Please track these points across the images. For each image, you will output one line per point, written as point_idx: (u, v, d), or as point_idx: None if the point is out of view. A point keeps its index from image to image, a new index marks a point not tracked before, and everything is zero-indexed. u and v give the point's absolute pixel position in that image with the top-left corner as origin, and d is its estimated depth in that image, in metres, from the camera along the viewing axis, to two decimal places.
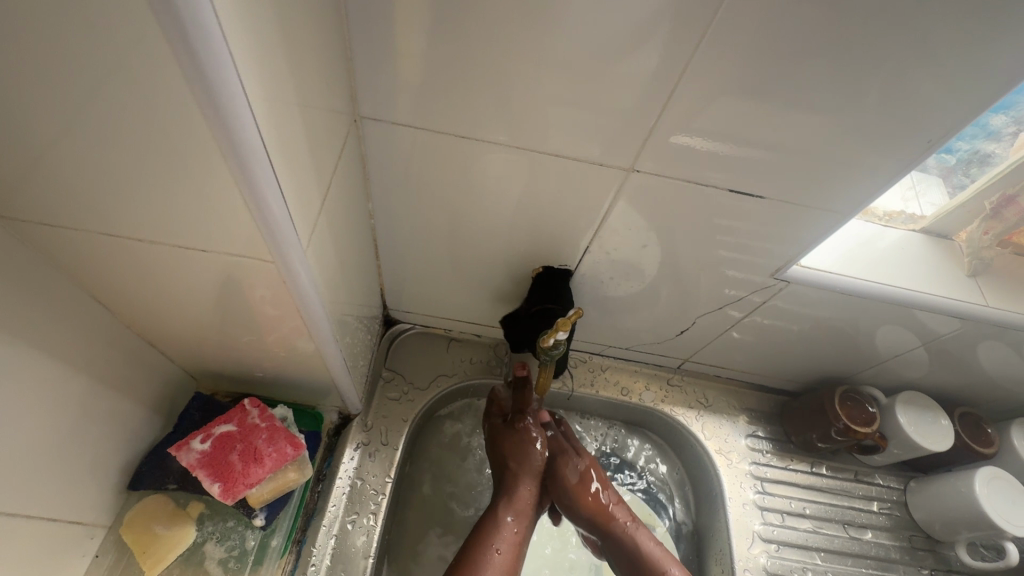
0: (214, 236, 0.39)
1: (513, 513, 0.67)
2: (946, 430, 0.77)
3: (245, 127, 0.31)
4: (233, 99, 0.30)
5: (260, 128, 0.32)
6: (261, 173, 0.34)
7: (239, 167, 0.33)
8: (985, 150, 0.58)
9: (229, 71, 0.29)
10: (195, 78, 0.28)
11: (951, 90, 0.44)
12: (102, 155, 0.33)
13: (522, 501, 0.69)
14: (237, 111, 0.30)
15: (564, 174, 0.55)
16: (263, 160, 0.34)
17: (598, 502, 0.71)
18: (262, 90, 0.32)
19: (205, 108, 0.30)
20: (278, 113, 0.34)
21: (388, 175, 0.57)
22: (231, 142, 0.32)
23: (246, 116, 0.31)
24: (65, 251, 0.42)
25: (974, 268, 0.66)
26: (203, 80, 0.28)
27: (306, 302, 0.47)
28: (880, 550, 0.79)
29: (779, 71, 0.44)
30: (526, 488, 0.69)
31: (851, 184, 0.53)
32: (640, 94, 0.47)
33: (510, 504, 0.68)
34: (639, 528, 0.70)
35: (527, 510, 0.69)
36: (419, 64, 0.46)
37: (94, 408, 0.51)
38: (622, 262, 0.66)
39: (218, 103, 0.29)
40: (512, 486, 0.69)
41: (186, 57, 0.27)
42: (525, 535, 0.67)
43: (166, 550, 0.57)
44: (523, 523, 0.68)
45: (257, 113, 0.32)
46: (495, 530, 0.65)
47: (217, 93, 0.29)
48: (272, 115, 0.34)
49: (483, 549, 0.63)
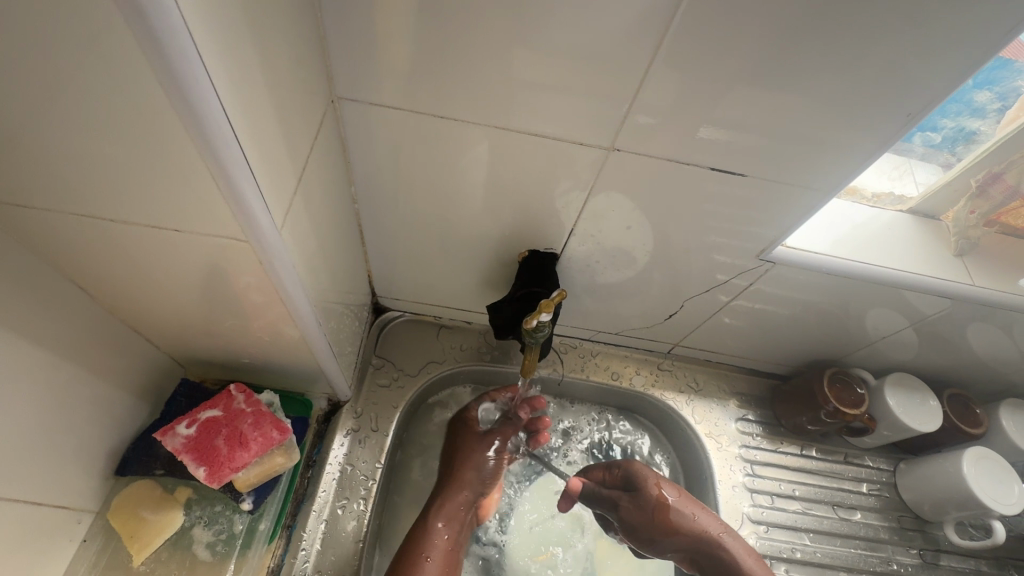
0: (188, 217, 0.39)
1: (444, 519, 0.69)
2: (933, 411, 0.77)
3: (208, 101, 0.31)
4: (195, 76, 0.29)
5: (223, 102, 0.32)
6: (229, 152, 0.34)
7: (207, 147, 0.33)
8: (972, 129, 0.58)
9: (185, 41, 0.28)
10: (151, 49, 0.28)
11: (932, 62, 0.43)
12: (62, 136, 0.32)
13: (455, 506, 0.71)
14: (197, 85, 0.30)
15: (546, 155, 0.55)
16: (228, 136, 0.33)
17: (682, 525, 0.71)
18: (225, 63, 0.31)
19: (164, 82, 0.29)
20: (244, 87, 0.34)
21: (369, 158, 0.57)
22: (196, 121, 0.31)
23: (207, 89, 0.30)
24: (38, 236, 0.41)
25: (960, 247, 0.66)
26: (160, 51, 0.28)
27: (285, 285, 0.46)
28: (869, 531, 0.80)
29: (757, 45, 0.43)
30: (464, 494, 0.72)
31: (834, 162, 0.52)
32: (617, 73, 0.46)
33: (442, 510, 0.70)
34: (730, 539, 0.70)
35: (460, 517, 0.71)
36: (392, 41, 0.46)
37: (76, 394, 0.51)
38: (608, 246, 0.66)
39: (177, 76, 0.29)
40: (450, 493, 0.71)
41: (143, 32, 0.27)
42: (456, 541, 0.69)
43: (154, 535, 0.58)
44: (455, 530, 0.70)
45: (220, 87, 0.31)
46: (427, 536, 0.67)
47: (176, 65, 0.28)
48: (237, 89, 0.33)
49: (415, 557, 0.65)
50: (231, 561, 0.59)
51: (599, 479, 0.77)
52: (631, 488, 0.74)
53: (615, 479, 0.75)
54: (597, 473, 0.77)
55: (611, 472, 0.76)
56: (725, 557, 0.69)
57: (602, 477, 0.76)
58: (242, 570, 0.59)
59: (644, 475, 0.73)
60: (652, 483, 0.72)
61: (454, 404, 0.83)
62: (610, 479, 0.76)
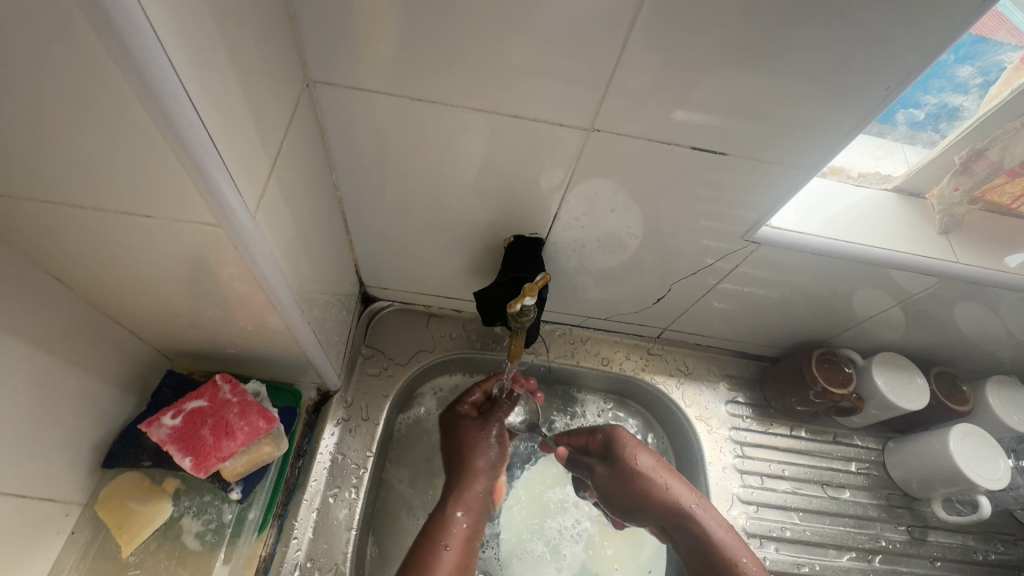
0: (160, 204, 0.38)
1: (463, 509, 0.67)
2: (920, 388, 0.78)
3: (169, 84, 0.30)
4: (156, 62, 0.29)
5: (185, 83, 0.31)
6: (197, 139, 0.33)
7: (173, 135, 0.32)
8: (954, 105, 0.58)
9: (139, 20, 0.27)
10: (106, 31, 0.27)
11: (914, 33, 0.43)
12: (20, 120, 0.32)
13: (472, 494, 0.69)
14: (156, 65, 0.29)
15: (527, 139, 0.54)
16: (192, 119, 0.32)
17: (655, 496, 0.70)
18: (186, 44, 0.31)
19: (120, 63, 0.28)
20: (208, 68, 0.33)
21: (350, 144, 0.56)
22: (160, 108, 0.31)
23: (169, 75, 0.30)
24: (8, 226, 0.41)
25: (945, 225, 0.66)
26: (115, 32, 0.27)
27: (265, 272, 0.46)
28: (858, 509, 0.81)
29: (734, 19, 0.43)
30: (477, 482, 0.70)
31: (813, 140, 0.52)
32: (593, 53, 0.46)
33: (461, 500, 0.68)
34: (701, 508, 0.70)
35: (478, 505, 0.69)
36: (365, 21, 0.45)
37: (58, 387, 0.50)
38: (593, 230, 0.66)
39: (134, 58, 0.28)
40: (466, 482, 0.70)
41: (98, 16, 0.26)
42: (475, 529, 0.67)
43: (141, 525, 0.58)
44: (473, 517, 0.68)
45: (181, 69, 0.31)
46: (446, 525, 0.65)
47: (131, 45, 0.28)
48: (200, 71, 0.32)
49: (434, 548, 0.62)
50: (221, 551, 0.59)
51: (581, 445, 0.78)
52: (609, 455, 0.75)
53: (597, 446, 0.76)
54: (578, 438, 0.79)
55: (593, 438, 0.77)
56: (694, 530, 0.69)
57: (584, 442, 0.78)
58: (232, 560, 0.59)
59: (623, 443, 0.74)
60: (628, 452, 0.73)
61: (436, 391, 0.83)
62: (592, 445, 0.77)
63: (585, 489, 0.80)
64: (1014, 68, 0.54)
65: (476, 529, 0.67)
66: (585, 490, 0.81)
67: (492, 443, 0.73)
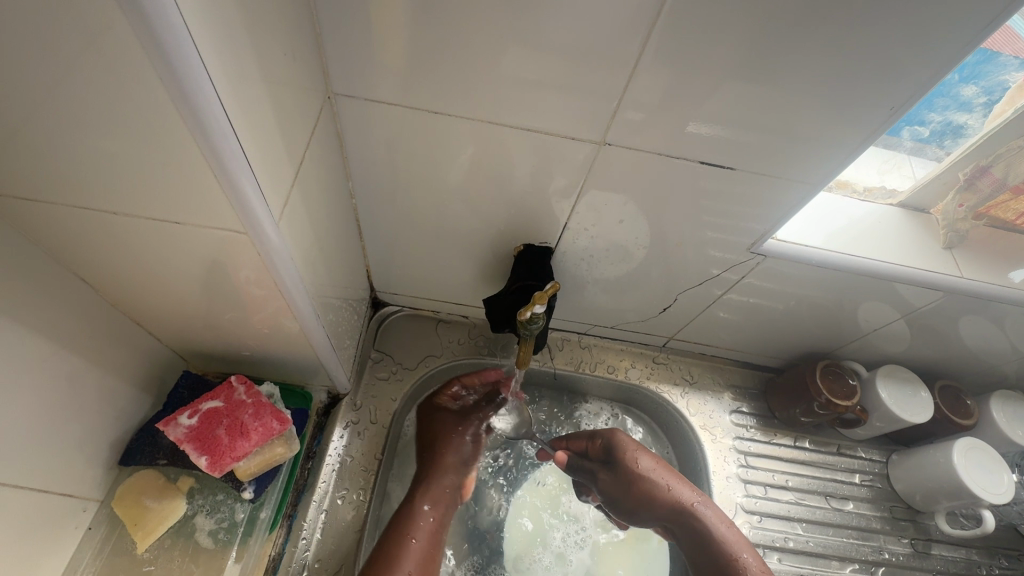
0: (188, 210, 0.40)
1: (430, 502, 0.71)
2: (925, 402, 0.78)
3: (207, 99, 0.32)
4: (197, 79, 0.31)
5: (222, 99, 0.33)
6: (230, 151, 0.35)
7: (209, 147, 0.34)
8: (958, 122, 0.59)
9: (185, 40, 0.29)
10: (154, 51, 0.29)
11: (916, 55, 0.44)
12: (62, 129, 0.33)
13: (439, 489, 0.72)
14: (195, 76, 0.30)
15: (539, 151, 0.56)
16: (226, 131, 0.34)
17: (658, 494, 0.72)
18: (222, 56, 0.32)
19: (161, 73, 0.30)
20: (241, 83, 0.35)
21: (366, 154, 0.58)
22: (198, 121, 0.32)
23: (208, 90, 0.31)
24: (42, 229, 0.42)
25: (950, 240, 0.66)
26: (161, 51, 0.29)
27: (283, 278, 0.47)
28: (862, 521, 0.81)
29: (742, 40, 0.44)
30: (447, 477, 0.74)
31: (819, 156, 0.53)
32: (607, 66, 0.47)
33: (428, 493, 0.71)
34: (704, 505, 0.71)
35: (443, 498, 0.72)
36: (386, 37, 0.47)
37: (80, 385, 0.52)
38: (601, 240, 0.67)
39: (175, 69, 0.30)
40: (433, 477, 0.72)
41: (148, 36, 0.28)
42: (442, 522, 0.71)
43: (156, 523, 0.59)
44: (439, 511, 0.71)
45: (217, 81, 0.32)
46: (413, 518, 0.68)
47: (173, 57, 0.29)
48: (234, 83, 0.34)
49: (402, 538, 0.66)
50: (233, 549, 0.61)
51: (581, 449, 0.79)
52: (611, 459, 0.76)
53: (597, 451, 0.78)
54: (577, 443, 0.80)
55: (593, 443, 0.79)
56: (697, 525, 0.70)
57: (583, 447, 0.79)
58: (243, 558, 0.60)
59: (623, 446, 0.76)
60: (629, 455, 0.75)
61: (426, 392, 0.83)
62: (592, 450, 0.79)
63: (588, 493, 0.81)
64: (1017, 88, 0.55)
65: (443, 522, 0.71)
66: (588, 494, 0.81)
67: (466, 440, 0.77)
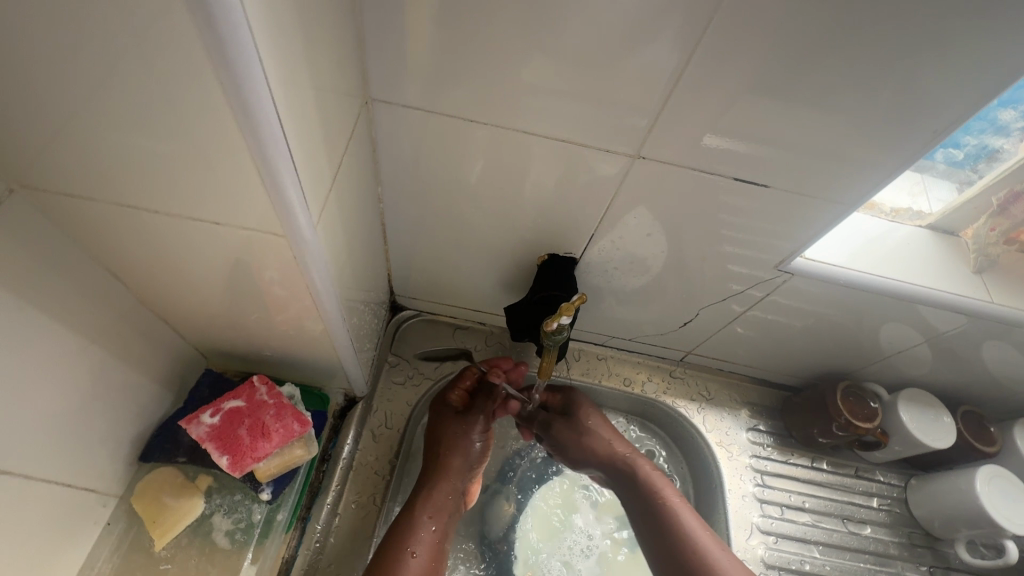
0: (226, 212, 0.40)
1: (432, 512, 0.66)
2: (947, 427, 0.77)
3: (265, 110, 0.32)
4: (258, 91, 0.31)
5: (279, 110, 0.33)
6: (280, 159, 0.35)
7: (261, 155, 0.34)
8: (994, 147, 0.59)
9: (251, 55, 0.29)
10: (220, 64, 0.29)
11: (959, 81, 0.44)
12: (114, 128, 0.34)
13: (442, 496, 0.68)
14: (254, 80, 0.30)
15: (570, 163, 0.56)
16: (279, 141, 0.34)
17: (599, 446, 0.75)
18: (279, 63, 0.32)
19: (221, 75, 0.30)
20: (294, 91, 0.35)
21: (397, 158, 0.58)
22: (254, 131, 0.33)
23: (267, 102, 0.32)
24: (83, 224, 0.43)
25: (979, 265, 0.66)
26: (227, 65, 0.29)
27: (315, 281, 0.47)
28: (879, 546, 0.80)
29: (783, 61, 0.44)
30: (451, 481, 0.70)
31: (853, 178, 0.53)
32: (648, 80, 0.47)
33: (429, 501, 0.67)
34: (638, 460, 0.74)
35: (445, 507, 0.68)
36: (426, 46, 0.47)
37: (108, 381, 0.52)
38: (627, 253, 0.66)
39: (239, 82, 0.30)
40: (435, 484, 0.68)
41: (216, 51, 0.29)
42: (445, 533, 0.66)
43: (173, 521, 0.59)
44: (442, 521, 0.67)
45: (275, 87, 0.32)
46: (414, 529, 0.64)
47: (237, 67, 0.29)
48: (288, 89, 0.34)
49: (401, 552, 0.62)
50: (249, 550, 0.61)
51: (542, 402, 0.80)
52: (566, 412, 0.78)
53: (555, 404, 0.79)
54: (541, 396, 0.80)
55: (553, 396, 0.79)
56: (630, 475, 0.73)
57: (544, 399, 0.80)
58: (259, 560, 0.60)
59: (579, 403, 0.78)
60: (583, 411, 0.77)
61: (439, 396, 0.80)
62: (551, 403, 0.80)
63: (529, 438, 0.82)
64: None
65: (446, 533, 0.67)
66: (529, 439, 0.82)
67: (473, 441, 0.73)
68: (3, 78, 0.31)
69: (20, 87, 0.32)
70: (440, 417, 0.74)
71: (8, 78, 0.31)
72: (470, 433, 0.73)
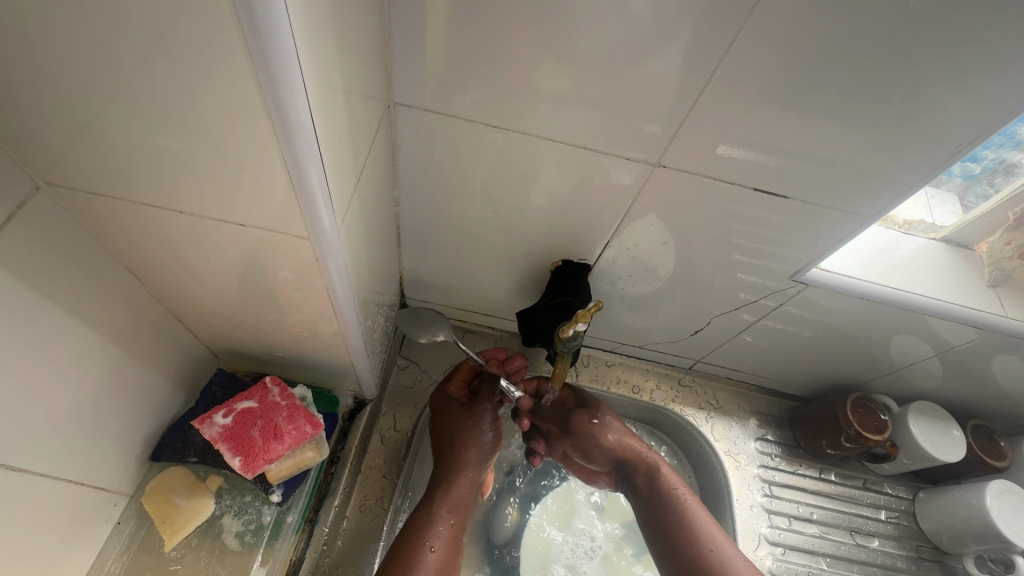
0: (249, 213, 0.40)
1: (450, 506, 0.66)
2: (957, 441, 0.76)
3: (299, 114, 0.32)
4: (295, 96, 0.31)
5: (313, 114, 0.33)
6: (310, 162, 0.35)
7: (292, 158, 0.35)
8: (1010, 160, 0.58)
9: (290, 60, 0.30)
10: (260, 69, 0.30)
11: (983, 97, 0.44)
12: (144, 127, 0.34)
13: (460, 490, 0.68)
14: (291, 80, 0.30)
15: (588, 169, 0.56)
16: (311, 146, 0.34)
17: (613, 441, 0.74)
18: (314, 67, 0.32)
19: (259, 74, 0.30)
20: (327, 95, 0.35)
21: (414, 162, 0.58)
22: (288, 134, 0.33)
23: (303, 107, 0.32)
24: (106, 222, 0.43)
25: (993, 279, 0.66)
26: (267, 68, 0.29)
27: (334, 282, 0.47)
28: (886, 559, 0.80)
29: (808, 73, 0.44)
30: (468, 475, 0.69)
31: (873, 190, 0.53)
32: (671, 89, 0.47)
33: (448, 496, 0.66)
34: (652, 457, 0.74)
35: (464, 501, 0.67)
36: (450, 51, 0.47)
37: (122, 379, 0.52)
38: (641, 260, 0.66)
39: (276, 86, 0.30)
40: (453, 476, 0.68)
41: (257, 55, 0.29)
42: (460, 528, 0.66)
43: (184, 521, 0.58)
44: (459, 516, 0.66)
45: (310, 88, 0.32)
46: (431, 525, 0.63)
47: (275, 70, 0.30)
48: (321, 90, 0.34)
49: (418, 548, 0.61)
50: (258, 552, 0.60)
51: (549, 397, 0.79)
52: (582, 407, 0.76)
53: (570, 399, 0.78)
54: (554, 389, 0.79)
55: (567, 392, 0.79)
56: (644, 471, 0.72)
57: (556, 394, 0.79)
58: (269, 562, 0.60)
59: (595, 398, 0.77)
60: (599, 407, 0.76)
61: None
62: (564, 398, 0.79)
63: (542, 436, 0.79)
64: None
65: (462, 527, 0.66)
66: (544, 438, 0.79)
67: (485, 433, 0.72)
68: (35, 74, 0.31)
69: (53, 85, 0.32)
70: (445, 412, 0.73)
71: (43, 77, 0.31)
72: (480, 425, 0.71)
